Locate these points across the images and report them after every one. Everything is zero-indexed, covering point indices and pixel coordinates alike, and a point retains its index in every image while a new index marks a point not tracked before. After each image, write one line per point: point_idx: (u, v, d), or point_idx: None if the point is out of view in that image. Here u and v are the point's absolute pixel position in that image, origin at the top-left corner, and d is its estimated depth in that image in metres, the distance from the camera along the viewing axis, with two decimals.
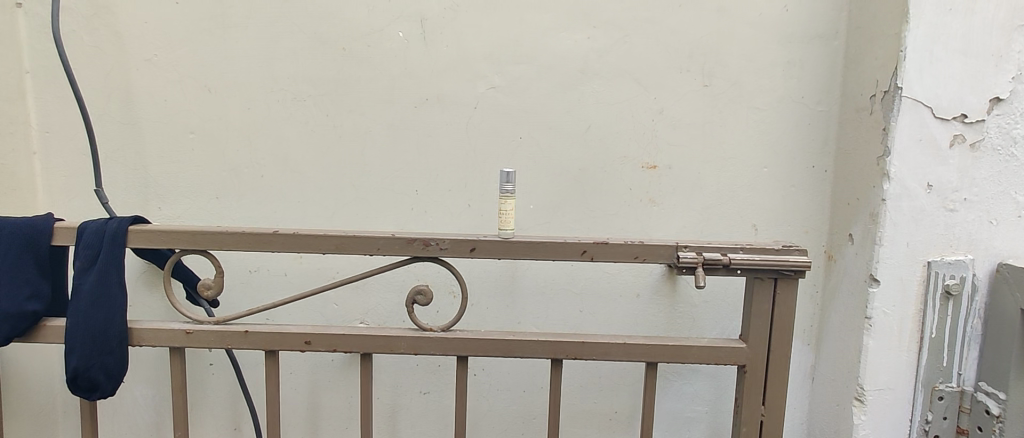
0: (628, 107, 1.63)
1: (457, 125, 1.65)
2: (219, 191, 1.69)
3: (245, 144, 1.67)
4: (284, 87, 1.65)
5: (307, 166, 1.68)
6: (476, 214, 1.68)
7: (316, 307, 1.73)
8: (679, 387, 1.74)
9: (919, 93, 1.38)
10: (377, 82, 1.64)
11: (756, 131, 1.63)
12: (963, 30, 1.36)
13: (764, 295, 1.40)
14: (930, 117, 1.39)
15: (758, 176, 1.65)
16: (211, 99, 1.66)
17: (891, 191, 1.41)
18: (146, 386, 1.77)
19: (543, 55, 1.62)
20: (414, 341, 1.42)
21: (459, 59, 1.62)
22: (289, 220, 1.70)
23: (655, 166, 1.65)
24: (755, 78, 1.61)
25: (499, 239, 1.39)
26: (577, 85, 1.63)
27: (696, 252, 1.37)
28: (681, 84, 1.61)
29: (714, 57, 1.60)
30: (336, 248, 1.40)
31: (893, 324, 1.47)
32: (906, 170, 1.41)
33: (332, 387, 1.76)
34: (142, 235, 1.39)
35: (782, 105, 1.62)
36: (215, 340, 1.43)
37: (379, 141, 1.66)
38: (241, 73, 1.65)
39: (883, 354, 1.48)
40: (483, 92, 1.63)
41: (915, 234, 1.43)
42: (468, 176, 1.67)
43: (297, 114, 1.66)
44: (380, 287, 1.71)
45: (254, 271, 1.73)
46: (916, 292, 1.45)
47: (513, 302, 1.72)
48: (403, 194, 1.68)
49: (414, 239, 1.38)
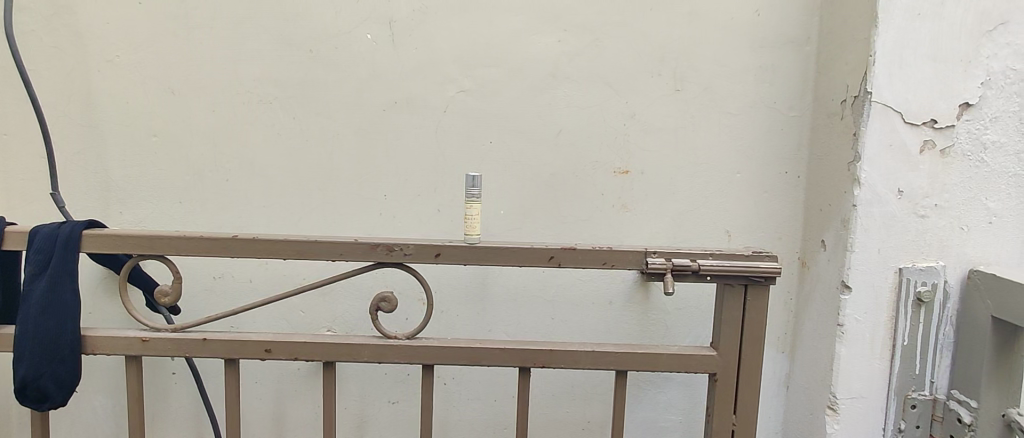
0: (600, 112, 1.61)
1: (427, 129, 1.62)
2: (183, 196, 1.66)
3: (210, 148, 1.64)
4: (250, 89, 1.62)
5: (273, 170, 1.64)
6: (446, 219, 1.65)
7: (282, 315, 1.69)
8: (653, 397, 1.71)
9: (889, 98, 1.37)
10: (344, 85, 1.61)
11: (728, 136, 1.62)
12: (932, 35, 1.35)
13: (734, 301, 1.38)
14: (900, 122, 1.38)
15: (731, 181, 1.63)
16: (175, 101, 1.62)
17: (862, 196, 1.40)
18: (106, 397, 1.72)
19: (513, 58, 1.60)
20: (377, 350, 1.38)
21: (428, 62, 1.60)
22: (255, 225, 1.66)
23: (627, 171, 1.63)
24: (727, 82, 1.60)
25: (465, 245, 1.36)
26: (548, 89, 1.60)
27: (664, 258, 1.35)
28: (653, 89, 1.60)
29: (685, 61, 1.59)
30: (298, 254, 1.36)
31: (865, 332, 1.45)
32: (877, 176, 1.40)
33: (298, 397, 1.72)
34: (98, 240, 1.35)
35: (755, 110, 1.60)
36: (172, 349, 1.38)
37: (347, 144, 1.63)
38: (205, 75, 1.62)
39: (856, 362, 1.46)
40: (454, 95, 1.61)
41: (886, 241, 1.42)
42: (437, 181, 1.64)
43: (263, 117, 1.62)
44: (346, 295, 1.68)
45: (217, 278, 1.69)
46: (888, 298, 1.43)
47: (483, 309, 1.68)
48: (372, 199, 1.65)
49: (378, 245, 1.34)
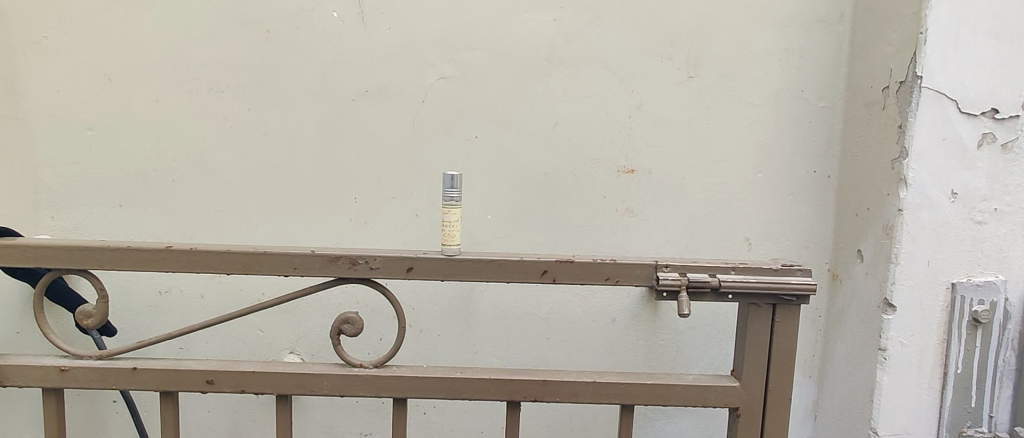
0: (602, 103, 1.40)
1: (401, 122, 1.41)
2: (124, 199, 1.44)
3: (155, 144, 1.43)
4: (199, 76, 1.40)
5: (227, 171, 1.43)
6: (424, 226, 1.45)
7: (237, 335, 1.48)
8: (662, 427, 1.50)
9: (943, 83, 1.16)
10: (307, 71, 1.40)
11: (749, 130, 1.41)
12: (995, 9, 1.15)
13: (760, 323, 1.17)
14: (955, 112, 1.17)
15: (752, 182, 1.42)
16: (113, 90, 1.41)
17: (909, 200, 1.20)
18: (38, 429, 1.51)
19: (501, 40, 1.39)
20: (339, 380, 1.17)
21: (404, 45, 1.39)
22: (207, 233, 1.45)
23: (633, 171, 1.42)
24: (747, 68, 1.39)
25: (442, 257, 1.14)
26: (542, 76, 1.39)
27: (678, 273, 1.13)
28: (663, 76, 1.39)
29: (700, 44, 1.38)
30: (243, 269, 1.14)
31: (911, 358, 1.24)
32: (927, 176, 1.19)
33: (258, 428, 1.51)
34: (6, 252, 1.14)
35: (779, 100, 1.40)
36: (96, 380, 1.17)
37: (311, 141, 1.42)
38: (148, 60, 1.40)
39: (900, 393, 1.25)
40: (433, 83, 1.40)
41: (936, 252, 1.21)
42: (415, 182, 1.43)
43: (214, 107, 1.41)
44: (312, 311, 1.48)
45: (163, 293, 1.47)
46: (939, 319, 1.23)
47: (468, 329, 1.47)
48: (340, 202, 1.44)
49: (338, 257, 1.13)
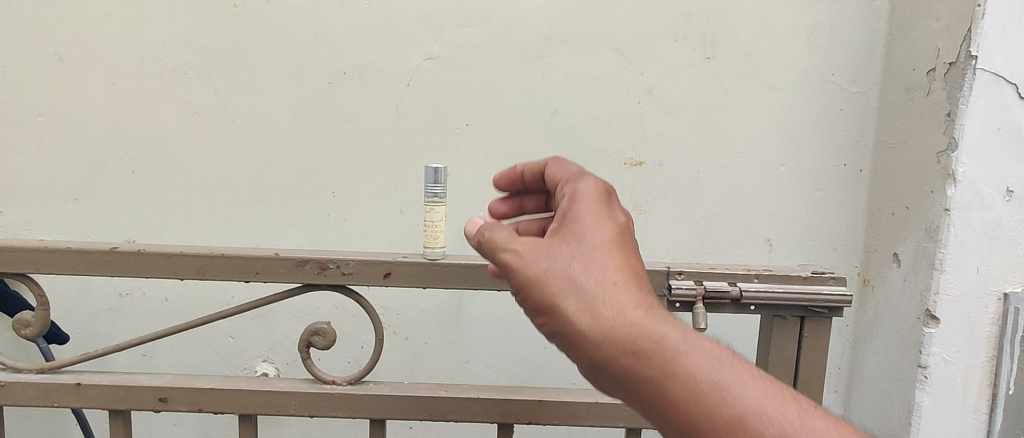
0: (608, 87, 1.25)
1: (384, 108, 1.27)
2: (78, 192, 1.30)
3: (112, 132, 1.28)
4: (158, 56, 1.26)
5: (191, 161, 1.29)
6: (411, 223, 1.31)
7: (205, 341, 1.35)
8: None
9: (1002, 64, 1.02)
10: (279, 49, 1.26)
11: (773, 119, 1.26)
12: None
13: (787, 336, 1.00)
14: (1014, 98, 1.02)
15: (774, 176, 1.27)
16: (64, 71, 1.26)
17: (957, 198, 1.05)
18: None
19: (494, 15, 1.23)
20: (307, 400, 0.94)
21: (386, 20, 1.24)
22: (171, 230, 1.32)
23: (641, 163, 1.27)
24: (771, 48, 1.23)
25: (424, 262, 0.92)
26: (540, 56, 1.25)
27: (693, 281, 0.96)
28: (677, 56, 1.24)
29: (718, 21, 1.23)
30: (199, 274, 0.91)
31: (955, 377, 1.10)
32: (978, 171, 1.05)
33: None
34: None
35: (807, 85, 1.24)
36: (36, 397, 0.93)
37: (284, 128, 1.28)
38: (103, 37, 1.25)
39: (941, 416, 1.12)
40: (419, 64, 1.25)
41: (988, 258, 1.06)
42: (399, 175, 1.29)
43: (176, 91, 1.27)
44: (287, 317, 1.35)
45: (124, 295, 1.35)
46: (989, 334, 1.08)
47: (458, 336, 1.34)
48: (317, 197, 1.30)
49: (306, 260, 0.90)
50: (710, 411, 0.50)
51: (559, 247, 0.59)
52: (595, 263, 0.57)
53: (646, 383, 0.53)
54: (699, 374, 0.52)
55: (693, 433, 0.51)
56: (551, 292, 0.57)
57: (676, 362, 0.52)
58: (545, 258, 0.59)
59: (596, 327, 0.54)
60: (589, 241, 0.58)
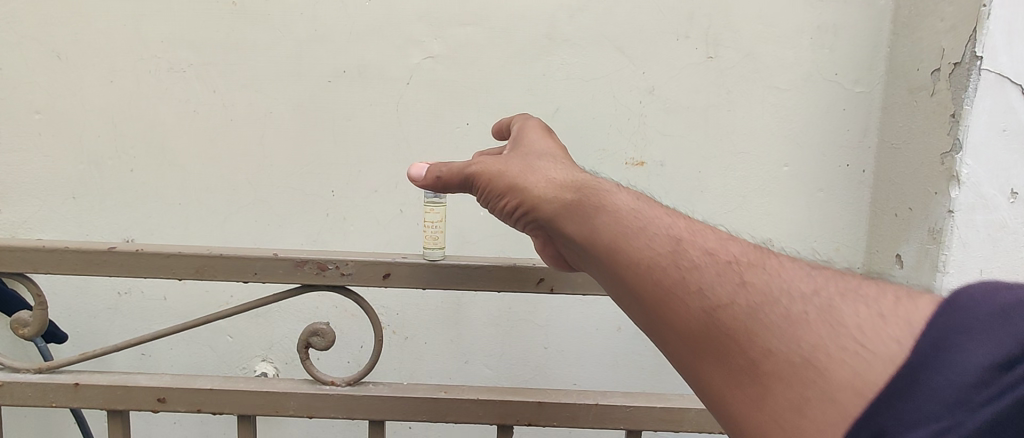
0: (609, 86, 1.24)
1: (384, 107, 1.26)
2: (75, 190, 1.29)
3: (110, 130, 1.27)
4: (157, 54, 1.25)
5: (190, 160, 1.29)
6: (411, 223, 1.31)
7: (204, 341, 1.35)
8: None
9: (1006, 65, 1.03)
10: (278, 48, 1.25)
11: (775, 119, 1.25)
12: None
13: None
14: (1018, 99, 1.04)
15: (777, 176, 1.27)
16: (61, 69, 1.25)
17: (961, 200, 1.07)
18: None
19: (495, 13, 1.22)
20: (307, 400, 0.92)
21: (386, 18, 1.23)
22: (171, 229, 1.32)
23: (642, 163, 1.27)
24: (774, 47, 1.22)
25: (424, 263, 0.89)
26: (542, 55, 1.24)
27: None
28: (679, 56, 1.23)
29: (721, 20, 1.22)
30: (197, 274, 0.89)
31: None
32: (983, 173, 1.06)
33: None
34: None
35: (810, 84, 1.23)
36: (35, 397, 0.92)
37: (284, 127, 1.27)
38: (101, 34, 1.25)
39: None
40: (419, 63, 1.24)
41: (992, 258, 1.09)
42: (400, 175, 1.29)
43: (175, 89, 1.26)
44: (287, 316, 1.34)
45: (123, 294, 1.34)
46: None
47: (458, 336, 1.33)
48: (316, 197, 1.30)
49: (305, 260, 0.87)
50: (617, 232, 0.60)
51: (517, 153, 0.75)
52: (543, 156, 0.72)
53: (578, 221, 0.63)
54: (612, 205, 0.62)
55: (611, 247, 0.59)
56: (507, 175, 0.71)
57: (595, 199, 0.64)
58: (506, 158, 0.74)
59: (539, 187, 0.68)
60: (539, 147, 0.75)
